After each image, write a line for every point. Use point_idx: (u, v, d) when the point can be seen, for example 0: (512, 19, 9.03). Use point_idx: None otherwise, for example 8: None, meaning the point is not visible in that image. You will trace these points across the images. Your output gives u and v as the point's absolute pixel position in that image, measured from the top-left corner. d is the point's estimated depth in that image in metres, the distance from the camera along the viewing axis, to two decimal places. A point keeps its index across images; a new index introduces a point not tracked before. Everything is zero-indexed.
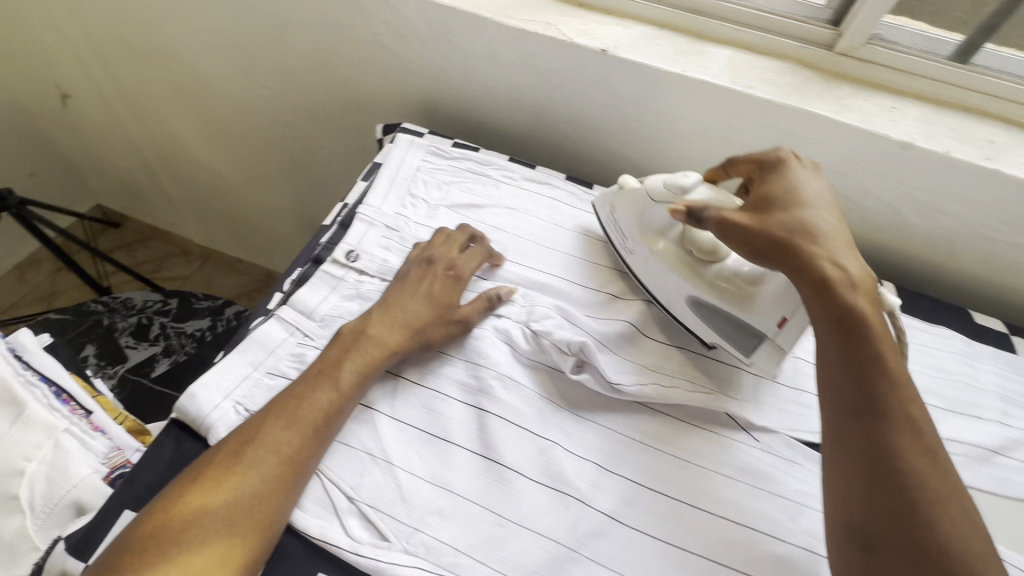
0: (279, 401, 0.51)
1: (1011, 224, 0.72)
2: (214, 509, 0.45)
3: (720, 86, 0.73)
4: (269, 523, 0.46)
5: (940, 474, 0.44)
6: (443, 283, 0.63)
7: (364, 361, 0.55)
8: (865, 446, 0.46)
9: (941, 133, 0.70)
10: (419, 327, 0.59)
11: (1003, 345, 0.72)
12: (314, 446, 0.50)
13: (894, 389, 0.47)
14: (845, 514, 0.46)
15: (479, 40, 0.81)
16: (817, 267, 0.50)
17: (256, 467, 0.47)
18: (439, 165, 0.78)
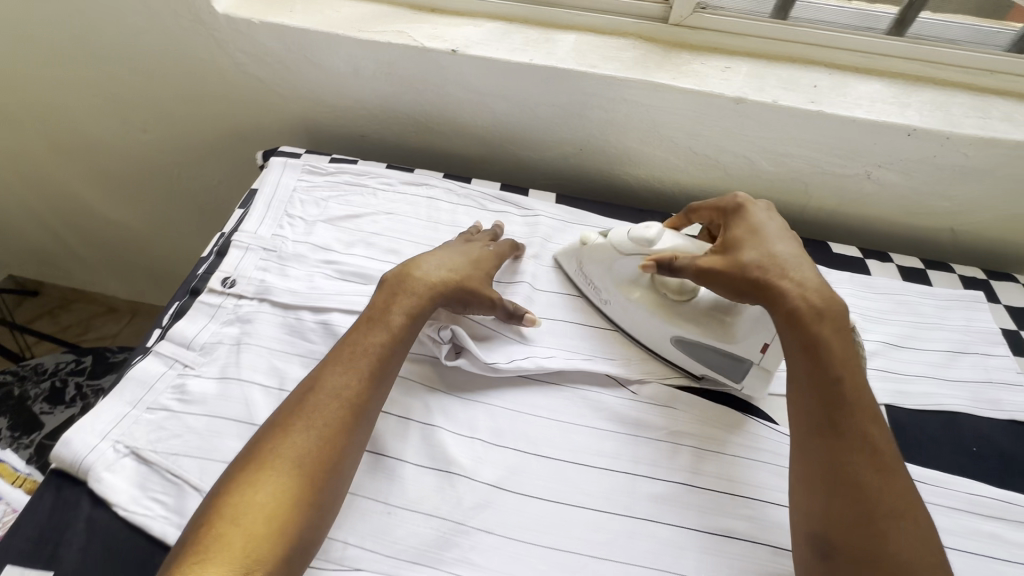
0: (338, 352, 0.55)
1: (848, 158, 0.79)
2: (288, 450, 0.49)
3: (568, 69, 0.77)
4: (342, 459, 0.50)
5: (899, 493, 0.48)
6: (483, 254, 0.68)
7: (408, 303, 0.59)
8: (831, 462, 0.49)
9: (770, 86, 0.76)
10: (462, 278, 0.63)
11: (857, 268, 0.80)
12: (370, 388, 0.54)
13: (861, 417, 0.50)
14: (808, 525, 0.49)
15: (339, 57, 0.83)
16: (791, 301, 0.54)
17: (323, 412, 0.51)
18: (315, 182, 0.80)
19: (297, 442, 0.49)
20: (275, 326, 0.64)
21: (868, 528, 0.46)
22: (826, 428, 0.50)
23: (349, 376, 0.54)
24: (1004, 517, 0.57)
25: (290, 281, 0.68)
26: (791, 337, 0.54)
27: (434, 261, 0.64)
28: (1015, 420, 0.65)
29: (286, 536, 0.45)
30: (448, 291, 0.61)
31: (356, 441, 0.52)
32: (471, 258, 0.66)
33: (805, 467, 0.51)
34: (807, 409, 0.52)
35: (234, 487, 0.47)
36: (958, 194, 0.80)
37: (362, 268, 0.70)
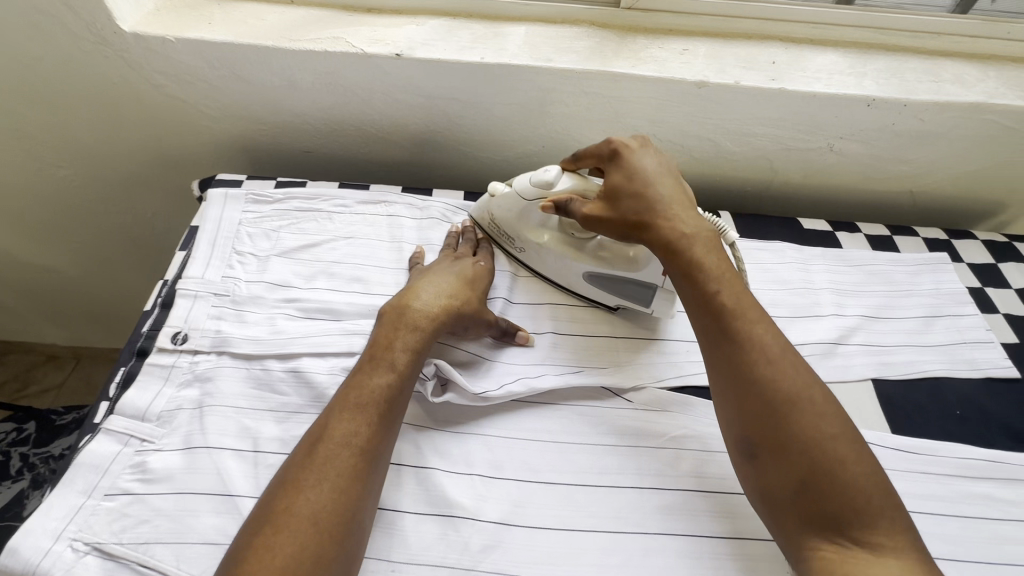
0: (340, 397, 0.51)
1: (809, 133, 0.78)
2: (301, 509, 0.44)
3: (523, 65, 0.72)
4: (358, 514, 0.46)
5: (795, 376, 0.49)
6: (475, 270, 0.65)
7: (410, 335, 0.55)
8: (733, 370, 0.50)
9: (729, 66, 0.74)
10: (462, 300, 0.60)
11: (828, 242, 0.80)
12: (380, 428, 0.50)
13: (744, 315, 0.52)
14: (733, 434, 0.50)
15: (271, 71, 0.75)
16: (663, 235, 0.56)
17: (333, 463, 0.46)
18: (263, 212, 0.73)
19: (310, 500, 0.44)
20: (239, 381, 0.58)
21: (779, 420, 0.47)
22: (718, 339, 0.52)
23: (359, 421, 0.49)
24: (992, 477, 0.58)
25: (248, 327, 0.62)
26: (669, 265, 0.56)
27: (426, 287, 0.60)
28: (991, 378, 0.67)
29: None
30: (449, 318, 0.58)
31: (370, 489, 0.47)
32: (464, 278, 0.63)
33: (717, 385, 0.52)
34: (699, 328, 0.54)
35: (244, 555, 0.42)
36: (915, 158, 0.81)
37: (327, 303, 0.65)
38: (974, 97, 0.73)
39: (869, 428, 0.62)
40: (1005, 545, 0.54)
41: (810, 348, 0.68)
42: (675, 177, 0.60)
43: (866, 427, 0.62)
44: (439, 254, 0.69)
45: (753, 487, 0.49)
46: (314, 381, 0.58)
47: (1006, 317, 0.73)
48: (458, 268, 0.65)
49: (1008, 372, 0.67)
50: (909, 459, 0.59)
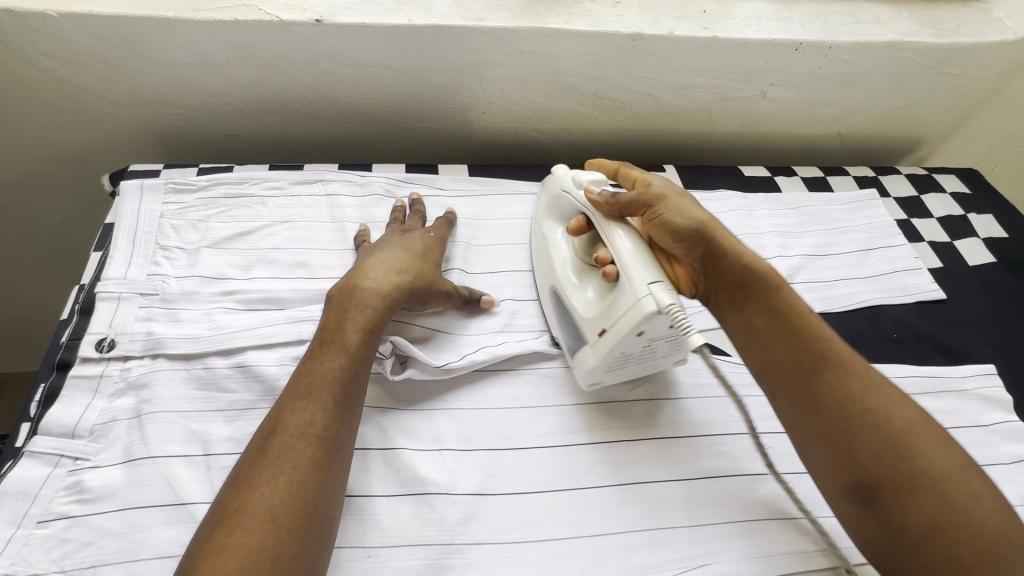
0: (292, 387, 0.48)
1: (743, 81, 0.80)
2: (256, 504, 0.41)
3: (454, 26, 0.69)
4: (319, 505, 0.43)
5: (902, 409, 0.46)
6: (426, 242, 0.63)
7: (362, 315, 0.53)
8: (828, 407, 0.48)
9: (662, 17, 0.74)
10: (413, 276, 0.58)
11: (768, 187, 0.82)
12: (338, 414, 0.47)
13: (832, 342, 0.50)
14: (844, 477, 0.46)
15: (177, 46, 0.69)
16: (737, 258, 0.54)
17: (288, 454, 0.44)
18: (186, 202, 0.67)
19: (264, 493, 0.42)
20: (180, 384, 0.54)
21: (899, 457, 0.44)
22: (812, 369, 0.49)
23: (314, 408, 0.47)
24: (928, 391, 0.63)
25: (184, 326, 0.57)
26: (744, 284, 0.54)
27: (374, 264, 0.58)
28: (921, 301, 0.71)
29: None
30: (402, 295, 0.56)
31: (333, 479, 0.45)
32: (414, 252, 0.61)
33: (811, 426, 0.49)
34: (789, 358, 0.51)
35: (197, 564, 0.38)
36: (842, 101, 0.84)
37: (269, 292, 0.61)
38: (891, 36, 0.76)
39: None
40: None
41: None
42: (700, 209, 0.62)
43: None
44: (386, 230, 0.65)
45: (874, 533, 0.45)
46: (264, 374, 0.55)
47: (930, 244, 0.78)
48: (408, 243, 0.62)
49: (934, 294, 0.72)
50: None
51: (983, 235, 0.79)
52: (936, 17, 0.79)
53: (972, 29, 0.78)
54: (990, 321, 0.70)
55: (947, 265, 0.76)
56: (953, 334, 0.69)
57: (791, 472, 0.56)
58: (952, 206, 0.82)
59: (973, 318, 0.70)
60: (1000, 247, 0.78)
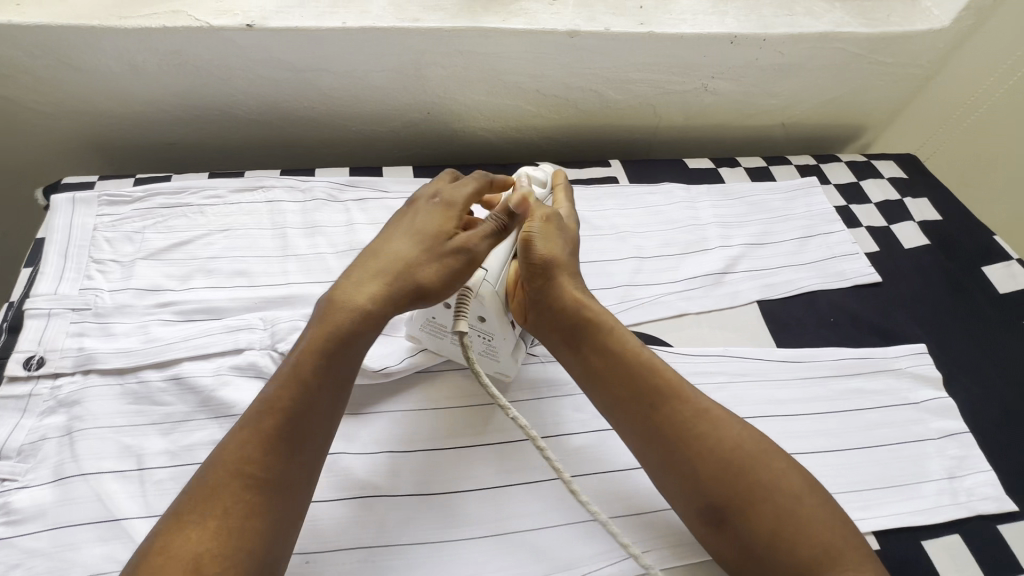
0: (246, 416, 0.45)
1: (683, 75, 0.81)
2: (178, 550, 0.39)
3: (388, 28, 0.69)
4: (249, 555, 0.40)
5: (734, 433, 0.49)
6: (435, 217, 0.54)
7: (327, 335, 0.48)
8: (667, 439, 0.49)
9: (598, 13, 0.74)
10: (398, 277, 0.50)
11: (712, 179, 0.84)
12: (279, 454, 0.44)
13: (665, 375, 0.52)
14: (695, 504, 0.48)
15: (105, 54, 0.67)
16: (577, 297, 0.55)
17: (222, 495, 0.42)
18: (122, 213, 0.66)
19: (188, 538, 0.40)
20: (113, 399, 0.53)
21: (738, 479, 0.47)
22: (649, 402, 0.51)
23: (252, 446, 0.44)
24: (862, 372, 0.65)
25: (117, 340, 0.57)
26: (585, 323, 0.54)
27: (360, 266, 0.52)
28: (857, 285, 0.73)
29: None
30: (382, 306, 0.50)
31: (266, 525, 0.42)
32: (407, 240, 0.53)
33: (658, 457, 0.50)
34: (628, 393, 0.52)
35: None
36: (781, 91, 0.86)
37: (207, 301, 0.60)
38: (823, 27, 0.77)
39: (756, 345, 0.67)
40: (874, 429, 0.61)
41: (701, 280, 0.71)
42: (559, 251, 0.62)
43: (754, 345, 0.67)
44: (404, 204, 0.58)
45: (727, 554, 0.47)
46: (198, 385, 0.54)
47: (868, 229, 0.80)
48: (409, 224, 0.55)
49: (871, 278, 0.74)
50: (791, 367, 0.64)
51: (918, 219, 0.81)
52: (868, 7, 0.81)
53: (901, 17, 0.80)
54: (923, 302, 0.73)
55: (883, 249, 0.78)
56: (888, 316, 0.71)
57: None
58: (890, 192, 0.85)
59: (906, 299, 0.73)
60: (934, 229, 0.80)
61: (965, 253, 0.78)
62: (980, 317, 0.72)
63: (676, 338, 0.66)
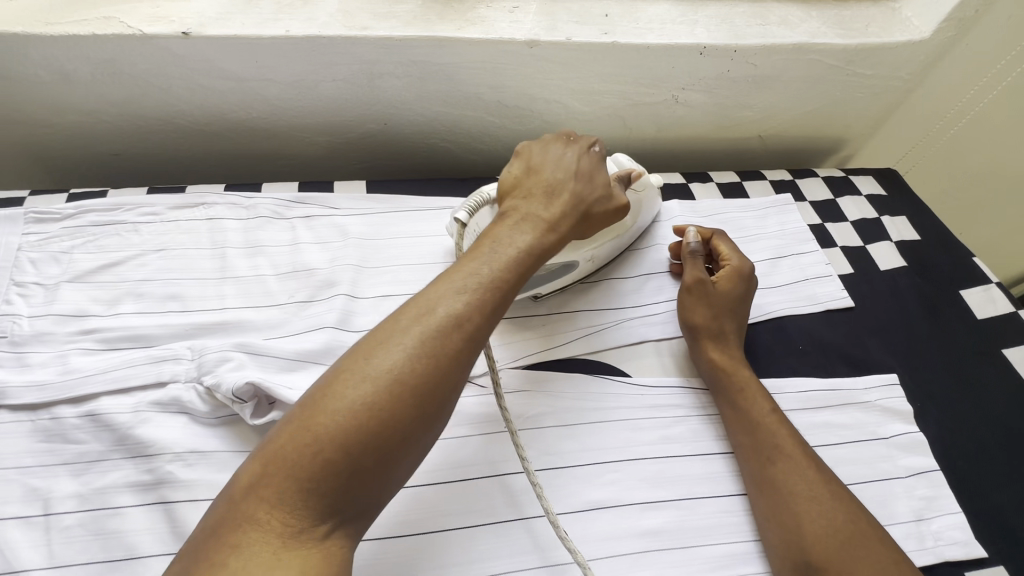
0: (459, 274, 0.45)
1: (652, 86, 0.77)
2: (393, 375, 0.39)
3: (335, 36, 0.64)
4: (442, 409, 0.41)
5: (847, 509, 0.50)
6: (599, 166, 0.58)
7: (531, 235, 0.50)
8: (780, 488, 0.51)
9: (560, 22, 0.71)
10: (580, 209, 0.54)
11: (682, 195, 0.81)
12: (485, 324, 0.44)
13: (791, 438, 0.54)
14: (790, 558, 0.49)
15: (32, 63, 0.63)
16: (718, 359, 0.59)
17: (440, 338, 0.41)
18: (49, 232, 0.62)
19: (401, 365, 0.40)
20: (23, 437, 0.50)
21: (842, 549, 0.47)
22: (772, 455, 0.53)
23: (478, 302, 0.44)
24: (829, 404, 0.62)
25: (32, 372, 0.53)
26: (723, 381, 0.58)
27: (542, 181, 0.55)
28: (829, 310, 0.70)
29: (367, 479, 0.38)
30: (569, 228, 0.53)
31: (459, 387, 0.42)
32: (583, 171, 0.56)
33: (767, 505, 0.52)
34: (748, 444, 0.55)
35: (326, 406, 0.38)
36: (756, 103, 0.82)
37: (133, 329, 0.57)
38: (797, 38, 0.74)
39: None
40: (838, 467, 0.58)
41: (664, 304, 0.68)
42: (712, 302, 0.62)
43: None
44: (547, 136, 0.61)
45: None
46: (114, 423, 0.51)
47: (842, 249, 0.77)
48: (580, 155, 0.58)
49: (843, 302, 0.71)
50: None
51: (896, 238, 0.78)
52: (846, 17, 0.78)
53: (880, 28, 0.77)
54: (896, 327, 0.69)
55: (858, 270, 0.75)
56: (859, 343, 0.68)
57: (683, 498, 0.55)
58: (867, 209, 0.81)
59: (879, 325, 0.70)
60: (912, 250, 0.77)
61: (943, 275, 0.75)
62: (956, 345, 0.68)
63: (635, 367, 0.63)
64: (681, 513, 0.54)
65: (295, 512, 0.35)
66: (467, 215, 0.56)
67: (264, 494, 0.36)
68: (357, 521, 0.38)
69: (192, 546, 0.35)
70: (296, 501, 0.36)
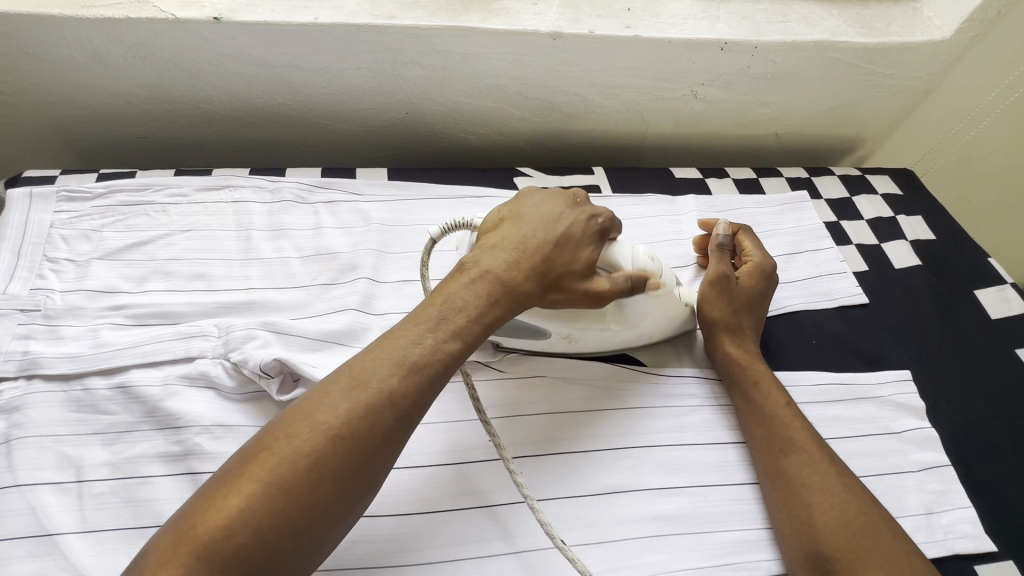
0: (397, 348, 0.45)
1: (671, 81, 0.78)
2: (309, 454, 0.40)
3: (362, 25, 0.66)
4: (359, 488, 0.41)
5: (858, 500, 0.50)
6: (581, 231, 0.55)
7: (484, 300, 0.49)
8: (792, 478, 0.52)
9: (583, 15, 0.71)
10: (546, 275, 0.52)
11: (698, 190, 0.81)
12: (417, 403, 0.44)
13: (805, 432, 0.55)
14: (801, 546, 0.50)
15: (67, 45, 0.65)
16: (733, 354, 0.60)
17: (360, 418, 0.42)
18: (81, 210, 0.64)
19: (319, 445, 0.40)
20: (56, 407, 0.51)
21: (853, 538, 0.48)
22: (785, 447, 0.54)
23: (408, 380, 0.44)
24: (841, 398, 0.63)
25: (65, 344, 0.55)
26: (737, 376, 0.59)
27: (510, 241, 0.53)
28: (843, 306, 0.71)
29: (275, 561, 0.38)
30: (531, 292, 0.51)
31: (382, 467, 0.43)
32: (566, 232, 0.54)
33: (779, 495, 0.53)
34: (761, 436, 0.56)
35: (241, 484, 0.39)
36: (774, 100, 0.83)
37: (161, 306, 0.58)
38: (818, 35, 0.74)
39: None
40: (850, 460, 0.58)
41: None
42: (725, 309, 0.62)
43: None
44: (556, 190, 0.59)
45: None
46: (144, 395, 0.52)
47: (858, 247, 0.77)
48: (573, 215, 0.55)
49: (857, 299, 0.71)
50: None
51: (911, 238, 0.79)
52: (867, 16, 0.78)
53: (901, 28, 0.77)
54: (911, 326, 0.70)
55: (872, 268, 0.75)
56: (872, 340, 0.68)
57: (696, 485, 0.55)
58: (883, 209, 0.82)
59: (893, 322, 0.70)
60: (926, 250, 0.77)
61: (958, 274, 0.75)
62: (968, 344, 0.69)
63: (649, 357, 0.64)
64: (694, 499, 0.55)
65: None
66: (439, 232, 0.55)
67: (171, 574, 0.36)
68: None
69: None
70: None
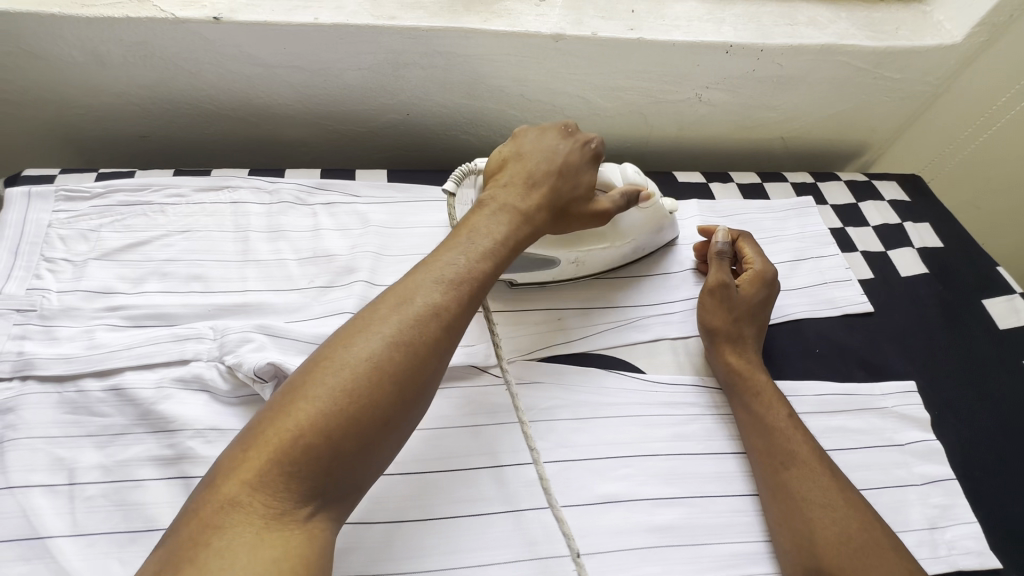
0: (436, 265, 0.46)
1: (677, 83, 0.77)
2: (366, 362, 0.40)
3: (362, 25, 0.65)
4: (419, 393, 0.42)
5: (860, 516, 0.49)
6: (587, 159, 0.57)
7: (511, 228, 0.51)
8: (793, 492, 0.51)
9: (586, 17, 0.71)
10: (562, 203, 0.55)
11: (702, 194, 0.80)
12: (463, 313, 0.45)
13: (806, 444, 0.54)
14: (801, 562, 0.49)
15: (68, 44, 0.65)
16: (733, 364, 0.59)
17: (410, 327, 0.42)
18: (79, 210, 0.64)
19: (374, 353, 0.41)
20: (50, 408, 0.51)
21: (854, 556, 0.47)
22: (786, 459, 0.53)
23: (452, 291, 0.45)
24: (845, 409, 0.61)
25: (60, 345, 0.54)
26: (739, 386, 0.58)
27: (526, 173, 0.54)
28: (847, 315, 0.69)
29: (345, 466, 0.38)
30: (547, 223, 0.54)
31: (436, 374, 0.43)
32: (568, 162, 0.56)
33: (779, 509, 0.52)
34: (761, 448, 0.55)
35: (305, 392, 0.39)
36: (779, 104, 0.82)
37: (157, 307, 0.58)
38: (825, 39, 0.73)
39: None
40: (853, 472, 0.57)
41: (680, 304, 0.68)
42: (725, 319, 0.61)
43: None
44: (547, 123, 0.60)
45: None
46: (138, 397, 0.52)
47: (863, 254, 0.76)
48: (573, 146, 0.57)
49: (862, 307, 0.70)
50: None
51: (918, 245, 0.77)
52: (875, 19, 0.77)
53: (910, 31, 0.76)
54: (916, 335, 0.69)
55: (878, 276, 0.74)
56: (877, 349, 0.67)
57: (694, 496, 0.55)
58: (889, 215, 0.81)
59: (899, 332, 0.69)
60: (934, 259, 0.76)
61: (965, 283, 0.74)
62: (975, 355, 0.68)
63: (649, 365, 0.63)
64: (692, 510, 0.54)
65: (275, 495, 0.36)
66: (455, 186, 0.57)
67: (243, 478, 0.36)
68: (338, 506, 0.39)
69: (172, 535, 0.35)
70: (278, 484, 0.36)
